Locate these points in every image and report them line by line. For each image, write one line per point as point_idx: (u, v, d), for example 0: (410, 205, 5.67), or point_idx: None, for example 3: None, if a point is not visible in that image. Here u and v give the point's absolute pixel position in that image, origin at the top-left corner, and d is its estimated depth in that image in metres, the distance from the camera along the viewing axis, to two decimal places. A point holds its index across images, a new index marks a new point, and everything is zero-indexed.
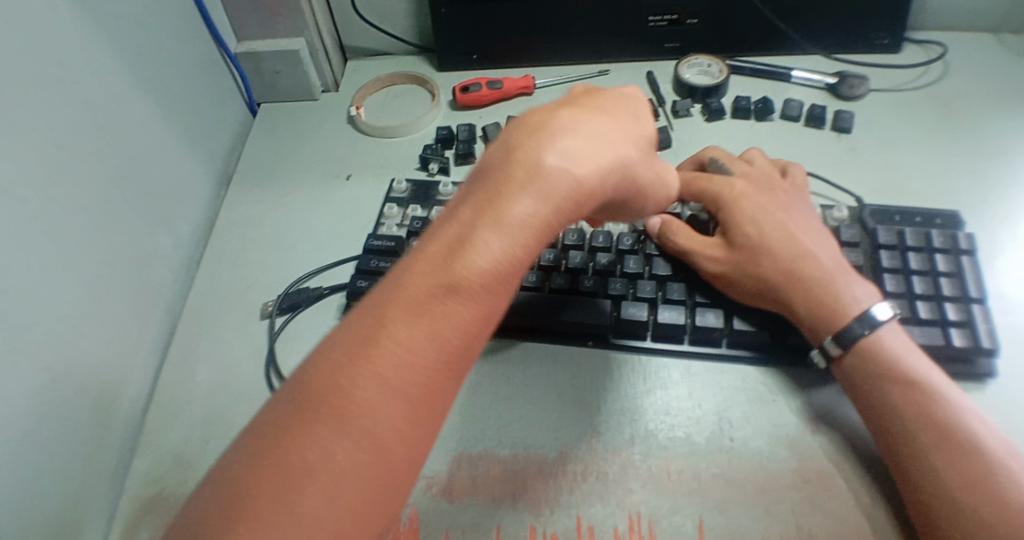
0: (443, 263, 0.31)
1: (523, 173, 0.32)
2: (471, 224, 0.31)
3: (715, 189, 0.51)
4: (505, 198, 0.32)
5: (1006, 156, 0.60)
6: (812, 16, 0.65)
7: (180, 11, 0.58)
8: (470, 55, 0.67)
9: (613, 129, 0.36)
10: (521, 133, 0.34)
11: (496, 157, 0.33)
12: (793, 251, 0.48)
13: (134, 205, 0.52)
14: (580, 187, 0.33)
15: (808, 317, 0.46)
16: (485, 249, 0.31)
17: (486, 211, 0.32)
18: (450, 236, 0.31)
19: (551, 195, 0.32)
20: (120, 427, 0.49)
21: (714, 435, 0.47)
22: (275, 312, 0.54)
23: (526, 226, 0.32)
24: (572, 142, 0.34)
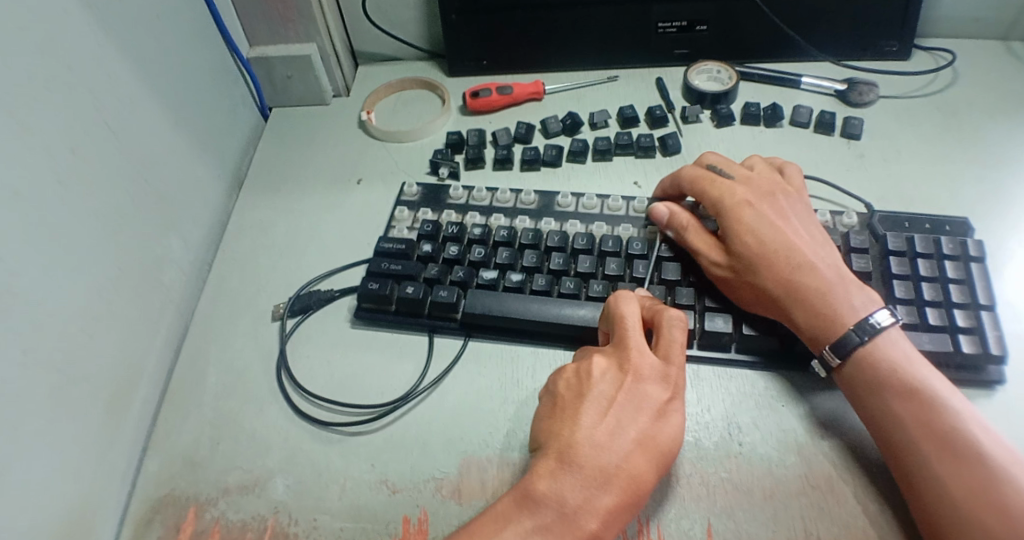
0: (552, 513, 0.38)
1: (609, 445, 0.40)
2: (575, 479, 0.39)
3: (717, 196, 0.51)
4: (601, 478, 0.39)
5: (1016, 163, 0.60)
6: (820, 23, 0.65)
7: (193, 17, 0.59)
8: (480, 61, 0.68)
9: (664, 413, 0.42)
10: (592, 405, 0.42)
11: (585, 434, 0.41)
12: (792, 259, 0.47)
13: (146, 205, 0.53)
14: (639, 486, 0.40)
15: (808, 333, 0.46)
16: (586, 515, 0.38)
17: (586, 478, 0.39)
18: (553, 513, 0.38)
19: (633, 483, 0.39)
20: (132, 428, 0.50)
21: (722, 440, 0.47)
22: (286, 315, 0.55)
23: (613, 519, 0.39)
24: (650, 420, 0.41)
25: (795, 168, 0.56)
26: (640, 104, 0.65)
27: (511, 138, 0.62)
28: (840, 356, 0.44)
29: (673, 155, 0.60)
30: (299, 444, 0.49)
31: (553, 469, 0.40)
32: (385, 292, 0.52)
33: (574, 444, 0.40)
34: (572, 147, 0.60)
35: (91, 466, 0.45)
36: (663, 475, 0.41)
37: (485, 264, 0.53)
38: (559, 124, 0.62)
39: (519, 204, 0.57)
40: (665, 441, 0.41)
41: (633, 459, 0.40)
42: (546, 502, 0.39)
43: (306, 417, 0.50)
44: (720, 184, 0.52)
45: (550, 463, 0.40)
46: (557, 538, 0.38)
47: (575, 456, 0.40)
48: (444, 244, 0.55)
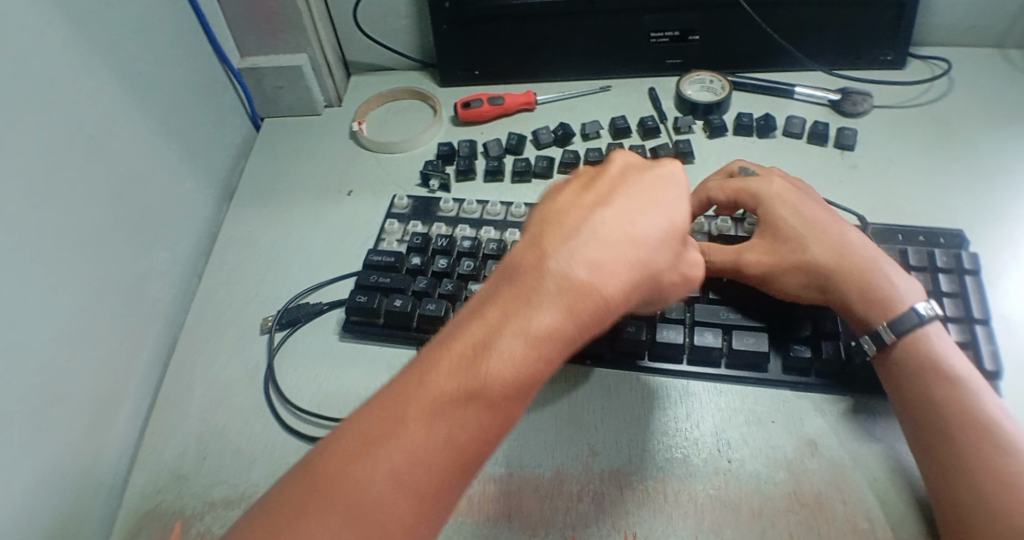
0: (533, 274, 0.32)
1: (592, 213, 0.35)
2: (551, 243, 0.34)
3: (753, 190, 0.51)
4: (582, 241, 0.33)
5: (1009, 175, 0.60)
6: (813, 34, 0.65)
7: (181, 31, 0.59)
8: (472, 71, 0.67)
9: (664, 191, 0.36)
10: (585, 188, 0.37)
11: (563, 209, 0.36)
12: (839, 244, 0.47)
13: (133, 218, 0.53)
14: (636, 245, 0.34)
15: (867, 311, 0.45)
16: (538, 301, 0.32)
17: (565, 241, 0.33)
18: (501, 306, 0.32)
19: (601, 244, 0.33)
20: (117, 442, 0.50)
21: (710, 456, 0.46)
22: (274, 328, 0.55)
23: (606, 278, 0.33)
24: (619, 209, 0.35)
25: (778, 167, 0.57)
26: (632, 115, 0.65)
27: (502, 149, 0.61)
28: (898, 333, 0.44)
29: (664, 167, 0.60)
30: (284, 459, 0.48)
31: (496, 284, 0.34)
32: (373, 305, 0.52)
33: (521, 259, 0.34)
34: (562, 158, 0.60)
35: (74, 483, 0.45)
36: (667, 247, 0.35)
37: (474, 277, 0.53)
38: (551, 134, 0.62)
39: (509, 216, 0.57)
40: (646, 222, 0.35)
41: (623, 223, 0.34)
42: (526, 265, 0.33)
43: (291, 431, 0.49)
44: (754, 183, 0.51)
45: (528, 238, 0.35)
46: (513, 320, 0.31)
47: (528, 253, 0.34)
48: (434, 256, 0.54)
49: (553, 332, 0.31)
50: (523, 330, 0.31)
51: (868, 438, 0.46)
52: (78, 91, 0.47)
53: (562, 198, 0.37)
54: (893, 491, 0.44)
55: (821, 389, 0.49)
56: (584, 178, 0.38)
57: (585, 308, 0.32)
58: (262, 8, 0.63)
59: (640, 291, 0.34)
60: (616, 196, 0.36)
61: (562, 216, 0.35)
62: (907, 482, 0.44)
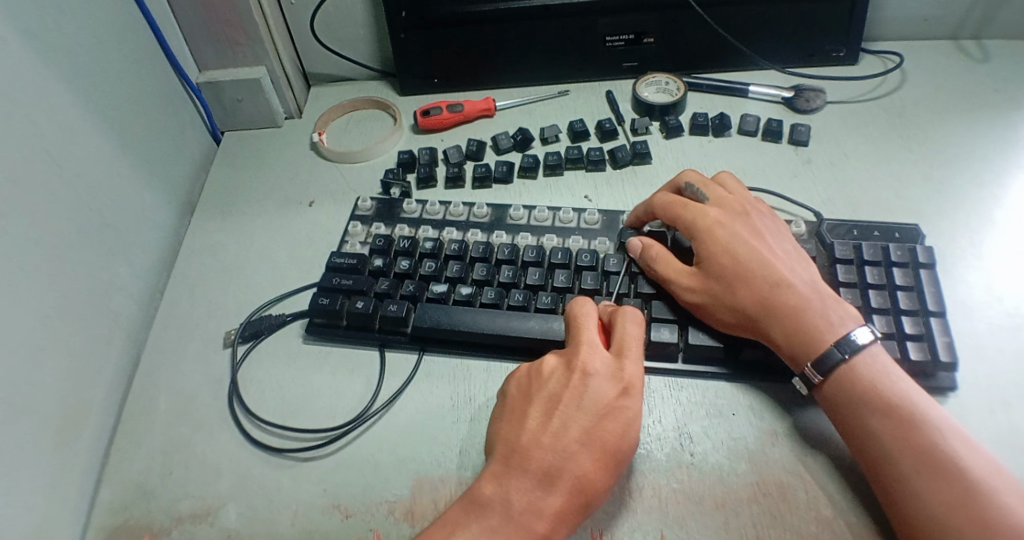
0: (498, 515, 0.39)
1: (554, 448, 0.41)
2: (518, 480, 0.40)
3: (689, 218, 0.51)
4: (544, 479, 0.40)
5: (958, 164, 0.61)
6: (764, 33, 0.66)
7: (138, 44, 0.59)
8: (431, 79, 0.68)
9: (612, 416, 0.42)
10: (547, 406, 0.43)
11: (530, 439, 0.42)
12: (769, 279, 0.47)
13: (93, 233, 0.52)
14: (586, 486, 0.40)
15: (791, 349, 0.45)
16: (533, 518, 0.39)
17: (530, 480, 0.40)
18: (502, 510, 0.40)
19: (577, 483, 0.40)
20: (83, 460, 0.49)
21: (673, 450, 0.47)
22: (237, 341, 0.54)
23: (560, 524, 0.39)
24: (597, 423, 0.42)
25: (729, 176, 0.56)
26: (590, 117, 0.65)
27: (462, 156, 0.62)
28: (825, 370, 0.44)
29: (622, 167, 0.61)
30: (250, 471, 0.48)
31: (501, 471, 0.41)
32: (336, 308, 0.52)
33: (522, 445, 0.42)
34: (522, 162, 0.61)
35: (45, 500, 0.44)
36: (613, 471, 0.41)
37: (435, 277, 0.53)
38: (510, 139, 0.62)
39: (472, 218, 0.57)
40: (609, 438, 0.41)
41: (577, 459, 0.40)
42: (494, 502, 0.40)
43: (256, 442, 0.49)
44: (691, 209, 0.51)
45: (500, 464, 0.42)
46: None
47: (527, 443, 0.42)
48: (396, 258, 0.55)
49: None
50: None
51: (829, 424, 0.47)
52: (35, 106, 0.47)
53: (547, 381, 0.44)
54: (853, 477, 0.44)
55: (778, 380, 0.49)
56: (545, 381, 0.44)
57: None
58: (219, 19, 0.63)
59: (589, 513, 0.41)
60: (572, 419, 0.42)
61: (528, 446, 0.41)
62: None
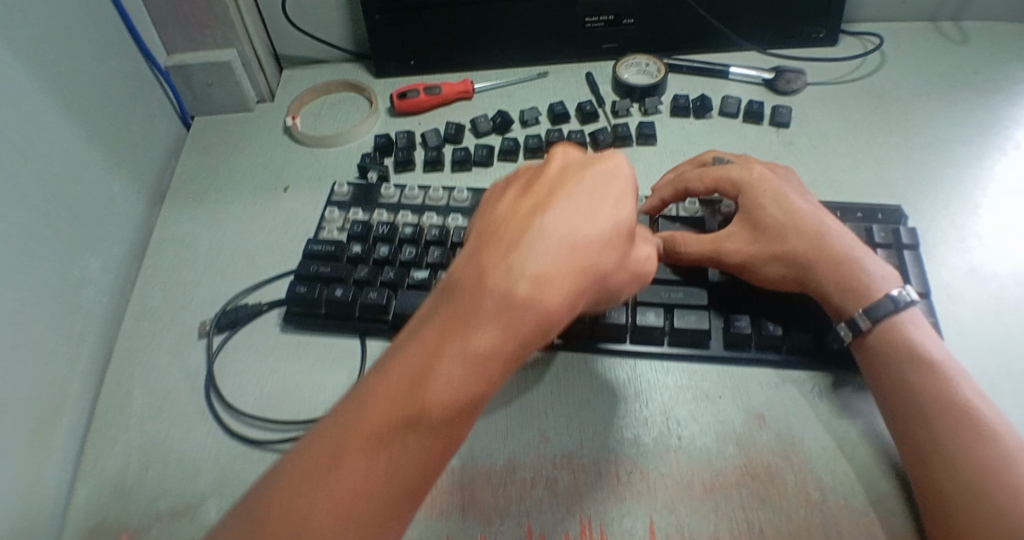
0: (460, 308, 0.32)
1: (528, 225, 0.34)
2: (489, 260, 0.33)
3: (732, 176, 0.52)
4: (519, 253, 0.33)
5: (937, 145, 0.62)
6: (744, 15, 0.66)
7: (103, 27, 0.57)
8: (408, 61, 0.67)
9: (593, 195, 0.36)
10: (518, 199, 0.36)
11: (500, 225, 0.35)
12: (818, 228, 0.48)
13: (61, 224, 0.50)
14: (574, 255, 0.33)
15: (841, 297, 0.46)
16: (507, 290, 0.32)
17: (502, 255, 0.33)
18: (465, 310, 0.32)
19: (561, 251, 0.33)
20: (57, 457, 0.47)
21: (661, 434, 0.47)
22: (212, 332, 0.53)
23: (544, 292, 0.32)
24: (564, 214, 0.34)
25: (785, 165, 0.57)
26: (570, 99, 0.65)
27: (441, 139, 0.61)
28: (872, 320, 0.45)
29: (603, 151, 0.60)
30: (231, 464, 0.47)
31: (468, 263, 0.34)
32: (314, 295, 0.51)
33: (492, 235, 0.34)
34: (502, 146, 0.60)
35: (15, 502, 0.42)
36: (604, 247, 0.34)
37: (416, 263, 0.52)
38: (489, 122, 0.62)
39: (452, 202, 0.56)
40: (585, 227, 0.34)
41: (557, 227, 0.34)
42: (458, 296, 0.33)
43: (237, 437, 0.48)
44: (732, 167, 0.53)
45: (463, 261, 0.34)
46: (478, 324, 0.31)
47: (490, 242, 0.34)
48: (375, 243, 0.54)
49: (511, 334, 0.31)
50: (487, 338, 0.31)
51: (816, 407, 0.48)
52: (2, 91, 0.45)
53: (520, 184, 0.38)
54: (843, 461, 0.45)
55: (762, 363, 0.50)
56: (515, 189, 0.38)
57: (524, 327, 0.32)
58: (186, 3, 0.61)
59: (580, 293, 0.34)
60: (551, 202, 0.35)
61: (495, 232, 0.34)
62: (860, 449, 0.46)
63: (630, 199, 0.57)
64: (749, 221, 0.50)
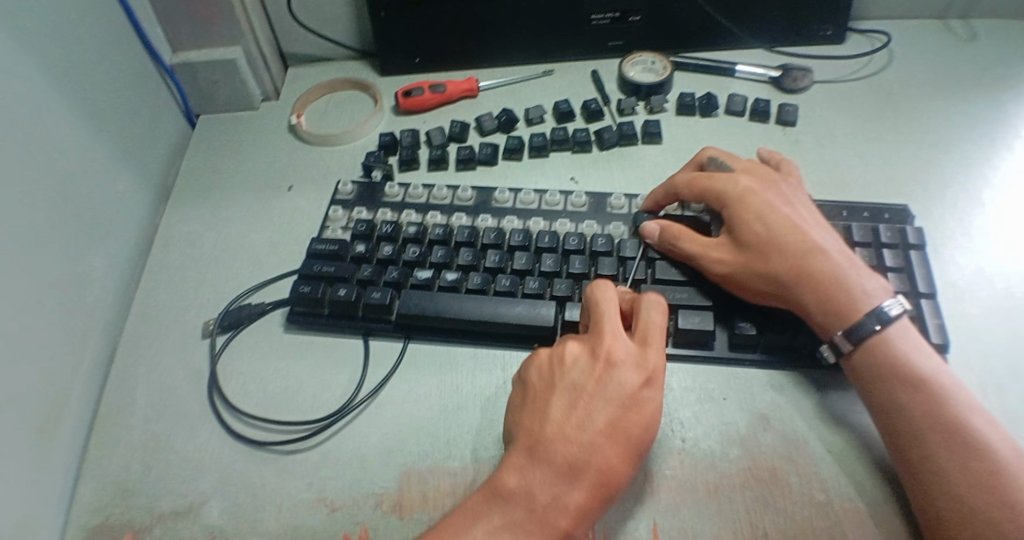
0: (522, 508, 0.38)
1: (580, 436, 0.39)
2: (544, 476, 0.38)
3: (718, 188, 0.51)
4: (569, 483, 0.38)
5: (945, 144, 0.61)
6: (752, 12, 0.66)
7: (108, 25, 0.57)
8: (413, 59, 0.66)
9: (637, 405, 0.40)
10: (572, 395, 0.41)
11: (553, 435, 0.39)
12: (803, 244, 0.47)
13: (66, 223, 0.51)
14: (607, 493, 0.39)
15: (822, 316, 0.45)
16: (553, 522, 0.38)
17: (557, 482, 0.38)
18: (529, 512, 0.38)
19: (598, 497, 0.38)
20: (63, 456, 0.47)
21: (664, 436, 0.47)
22: (216, 331, 0.53)
23: (581, 520, 0.38)
24: (620, 412, 0.40)
25: (789, 164, 0.55)
26: (575, 98, 0.64)
27: (446, 137, 0.61)
28: (852, 342, 0.44)
29: (609, 149, 0.60)
30: (234, 464, 0.47)
31: (523, 465, 0.39)
32: (318, 295, 0.51)
33: (546, 439, 0.39)
34: (507, 145, 0.59)
35: (21, 500, 0.42)
36: (632, 472, 0.40)
37: (420, 263, 0.52)
38: (494, 121, 0.61)
39: (456, 201, 0.56)
40: (636, 413, 0.40)
41: (603, 471, 0.39)
42: (518, 494, 0.38)
43: (240, 436, 0.48)
44: (720, 177, 0.51)
45: (520, 459, 0.39)
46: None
47: (544, 447, 0.39)
48: (379, 243, 0.53)
49: None
50: None
51: (821, 408, 0.48)
52: (7, 90, 0.45)
53: (572, 365, 0.42)
54: (847, 464, 0.45)
55: (767, 364, 0.49)
56: (568, 369, 0.42)
57: None
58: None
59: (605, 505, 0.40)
60: (602, 402, 0.40)
61: (550, 436, 0.39)
62: (865, 451, 0.45)
63: (635, 198, 0.56)
64: (739, 234, 0.49)
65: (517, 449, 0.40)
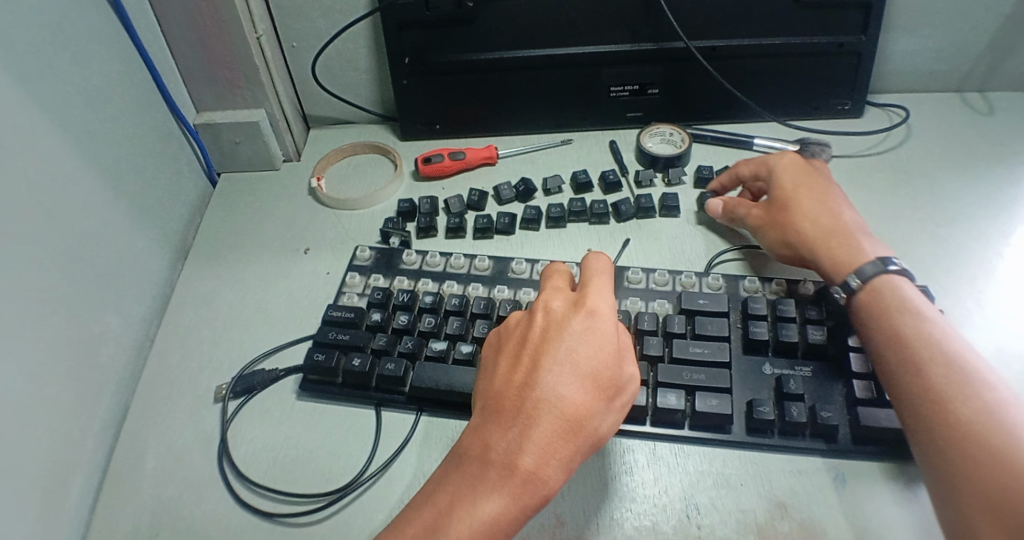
0: (479, 462, 0.37)
1: (527, 383, 0.39)
2: (497, 424, 0.38)
3: (770, 157, 0.59)
4: (523, 419, 0.38)
5: (966, 221, 0.61)
6: (769, 87, 0.67)
7: (136, 86, 0.58)
8: (432, 125, 0.67)
9: (583, 340, 0.40)
10: (520, 346, 0.41)
11: (504, 383, 0.40)
12: (827, 210, 0.54)
13: (84, 284, 0.51)
14: (568, 421, 0.38)
15: (829, 264, 0.51)
16: (514, 455, 0.37)
17: (507, 421, 0.38)
18: (483, 461, 0.37)
19: (557, 415, 0.38)
20: (68, 523, 0.46)
21: (680, 522, 0.46)
22: (228, 397, 0.53)
23: (545, 455, 0.37)
24: (568, 349, 0.40)
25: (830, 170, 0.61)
26: (593, 167, 0.65)
27: (463, 205, 0.61)
28: (862, 282, 0.48)
29: (626, 221, 0.61)
30: (238, 537, 0.45)
31: (480, 421, 0.40)
32: (331, 365, 0.51)
33: (497, 394, 0.40)
34: (524, 214, 0.60)
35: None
36: (596, 399, 0.39)
37: (435, 334, 0.52)
38: (512, 190, 0.62)
39: (473, 270, 0.56)
40: (586, 348, 0.40)
41: (553, 390, 0.38)
42: (475, 452, 0.38)
43: (248, 506, 0.47)
44: (775, 152, 0.59)
45: (478, 418, 0.40)
46: (491, 483, 0.36)
47: (498, 404, 0.39)
48: (395, 312, 0.53)
49: (518, 499, 0.36)
50: (500, 499, 0.36)
51: (843, 498, 0.46)
52: (33, 155, 0.46)
53: (519, 327, 0.43)
54: None
55: (786, 450, 0.49)
56: (515, 333, 0.43)
57: (530, 491, 0.36)
58: (219, 62, 0.62)
59: (580, 450, 0.38)
60: (548, 344, 0.40)
61: (502, 385, 0.40)
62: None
63: (653, 272, 0.56)
64: (806, 245, 0.53)
65: (477, 412, 0.40)
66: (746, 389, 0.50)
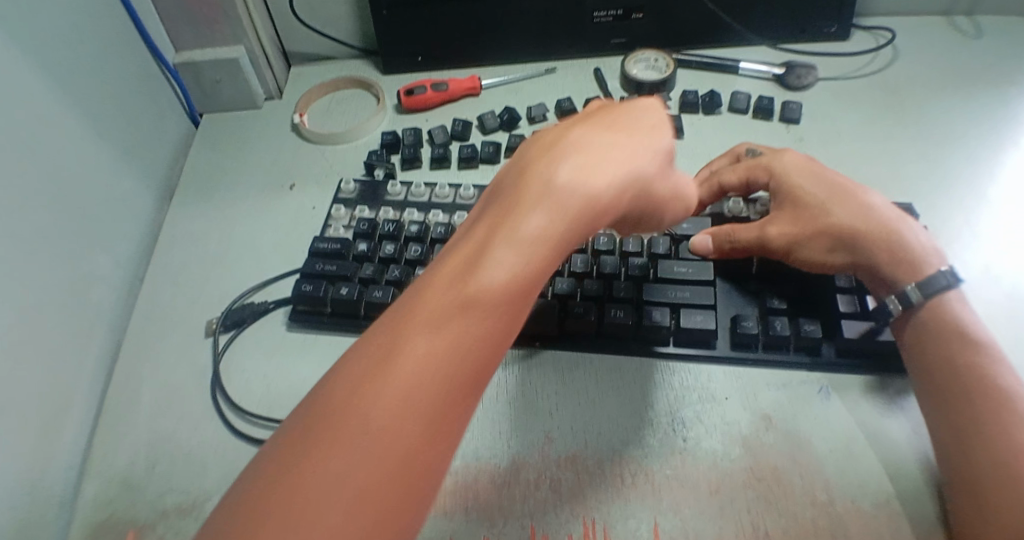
0: (519, 186, 0.32)
1: (574, 129, 0.35)
2: (540, 157, 0.33)
3: (766, 162, 0.53)
4: (570, 149, 0.33)
5: (953, 141, 0.60)
6: (755, 9, 0.65)
7: (113, 25, 0.57)
8: (415, 56, 0.66)
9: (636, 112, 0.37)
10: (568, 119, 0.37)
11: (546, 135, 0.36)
12: (857, 205, 0.49)
13: (72, 223, 0.51)
14: (620, 157, 0.34)
15: (899, 270, 0.46)
16: (559, 176, 0.32)
17: (551, 152, 0.33)
18: (522, 186, 0.32)
19: (608, 146, 0.33)
20: (68, 453, 0.47)
21: (666, 435, 0.47)
22: (219, 329, 0.53)
23: (594, 176, 0.32)
24: (618, 116, 0.36)
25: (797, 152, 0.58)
26: (578, 95, 0.64)
27: (448, 135, 0.61)
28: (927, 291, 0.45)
29: None
30: (235, 462, 0.47)
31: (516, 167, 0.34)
32: (319, 294, 0.51)
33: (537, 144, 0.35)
34: (510, 142, 0.59)
35: (26, 497, 0.43)
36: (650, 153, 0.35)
37: (422, 262, 0.52)
38: (497, 118, 0.61)
39: (458, 199, 0.56)
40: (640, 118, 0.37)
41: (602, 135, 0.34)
42: (514, 184, 0.32)
43: (242, 434, 0.48)
44: (765, 156, 0.53)
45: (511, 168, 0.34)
46: (535, 199, 0.31)
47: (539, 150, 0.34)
48: (381, 241, 0.54)
49: (565, 214, 0.31)
50: (544, 213, 0.30)
51: (824, 408, 0.47)
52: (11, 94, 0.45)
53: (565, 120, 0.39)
54: (851, 464, 0.44)
55: (769, 364, 0.49)
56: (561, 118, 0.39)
57: (579, 207, 0.31)
58: None
59: (630, 191, 0.34)
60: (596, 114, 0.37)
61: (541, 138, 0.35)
62: (869, 450, 0.45)
63: None
64: (863, 255, 0.47)
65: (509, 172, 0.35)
66: (730, 306, 0.51)
